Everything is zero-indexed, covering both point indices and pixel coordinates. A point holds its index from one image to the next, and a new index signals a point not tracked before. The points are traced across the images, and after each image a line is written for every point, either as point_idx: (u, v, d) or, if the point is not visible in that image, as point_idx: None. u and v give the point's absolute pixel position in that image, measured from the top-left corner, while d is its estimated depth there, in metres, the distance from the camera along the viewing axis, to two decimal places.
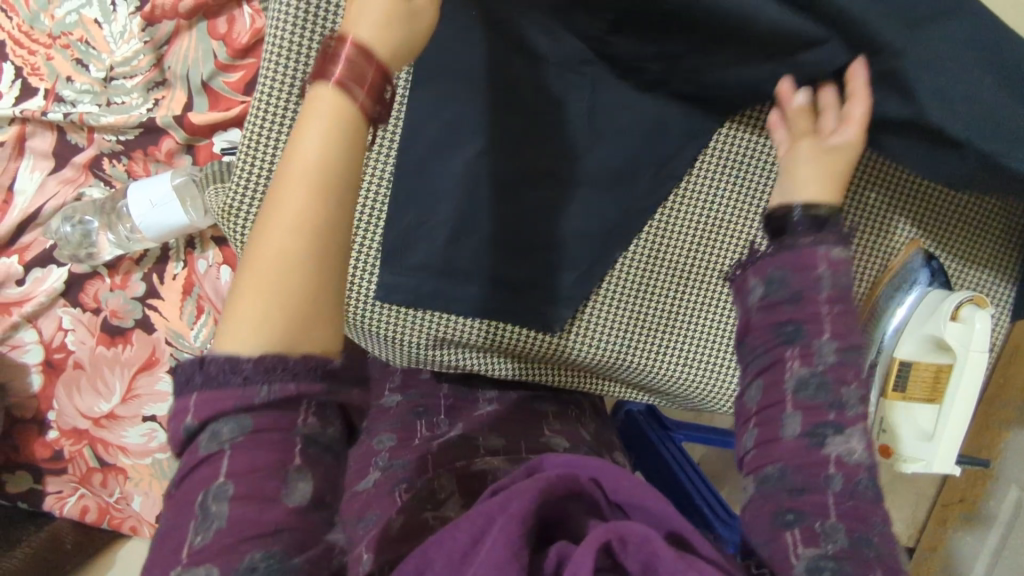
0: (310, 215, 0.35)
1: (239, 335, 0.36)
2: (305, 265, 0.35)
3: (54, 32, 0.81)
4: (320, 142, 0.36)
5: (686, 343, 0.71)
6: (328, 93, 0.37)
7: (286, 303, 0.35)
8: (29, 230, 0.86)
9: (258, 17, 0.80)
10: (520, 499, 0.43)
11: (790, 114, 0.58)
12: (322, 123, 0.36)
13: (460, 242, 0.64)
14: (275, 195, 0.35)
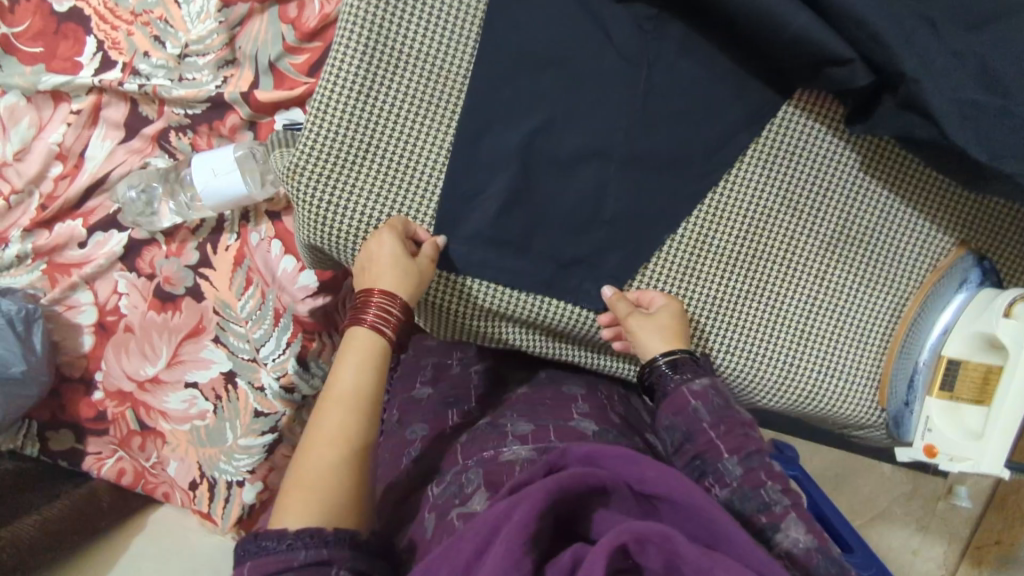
0: (343, 451, 0.56)
1: (289, 520, 0.52)
2: (338, 476, 0.54)
3: (137, 10, 0.86)
4: (356, 371, 0.58)
5: (741, 329, 0.72)
6: (365, 331, 0.60)
7: (322, 484, 0.54)
8: (96, 194, 0.90)
9: (328, 4, 0.84)
10: (521, 504, 0.45)
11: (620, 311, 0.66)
12: (357, 361, 0.59)
13: (513, 213, 0.66)
14: (324, 417, 0.57)
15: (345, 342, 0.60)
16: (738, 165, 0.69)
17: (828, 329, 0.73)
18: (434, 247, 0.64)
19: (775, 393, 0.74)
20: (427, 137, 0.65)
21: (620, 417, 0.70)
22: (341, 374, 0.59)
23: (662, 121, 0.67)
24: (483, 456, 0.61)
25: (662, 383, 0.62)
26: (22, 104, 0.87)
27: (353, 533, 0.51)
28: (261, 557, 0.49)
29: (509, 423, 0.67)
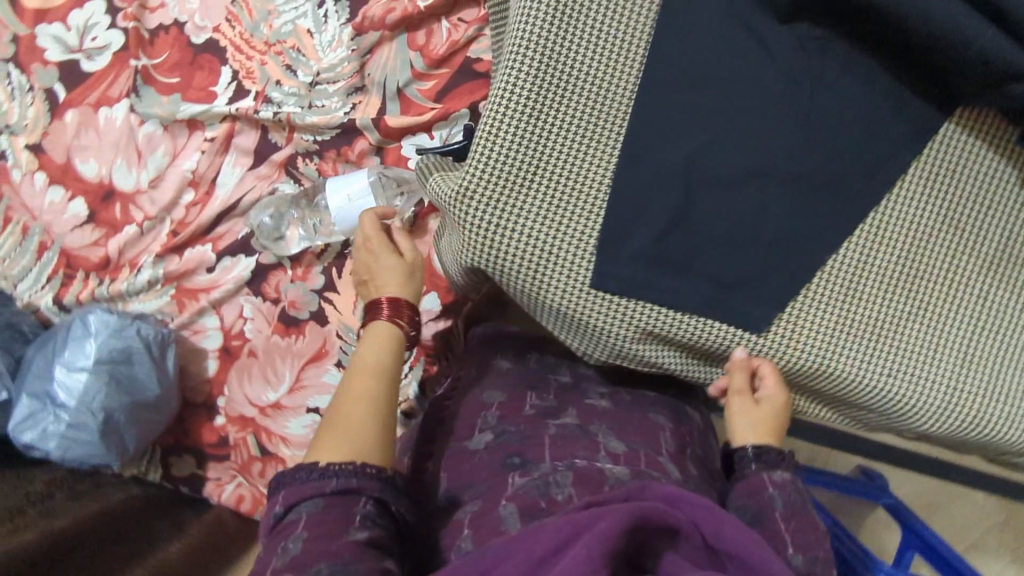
0: (372, 403, 0.63)
1: (326, 452, 0.59)
2: (376, 425, 0.62)
3: (271, 40, 0.88)
4: (374, 345, 0.68)
5: (902, 352, 0.69)
6: (385, 323, 0.70)
7: (359, 426, 0.61)
8: (225, 220, 0.91)
9: (457, 31, 0.87)
10: (607, 519, 0.45)
11: (733, 372, 0.69)
12: (375, 345, 0.69)
13: (672, 236, 0.65)
14: (358, 382, 0.65)
15: (367, 332, 0.70)
16: (902, 184, 0.67)
17: (990, 350, 0.71)
18: (410, 242, 0.78)
19: (936, 419, 0.72)
20: (592, 159, 0.65)
21: (694, 464, 0.72)
22: (360, 353, 0.68)
23: (829, 141, 0.65)
24: (574, 462, 0.63)
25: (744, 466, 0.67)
26: (158, 133, 0.90)
27: (383, 469, 0.58)
28: (295, 486, 0.56)
29: (600, 435, 0.69)
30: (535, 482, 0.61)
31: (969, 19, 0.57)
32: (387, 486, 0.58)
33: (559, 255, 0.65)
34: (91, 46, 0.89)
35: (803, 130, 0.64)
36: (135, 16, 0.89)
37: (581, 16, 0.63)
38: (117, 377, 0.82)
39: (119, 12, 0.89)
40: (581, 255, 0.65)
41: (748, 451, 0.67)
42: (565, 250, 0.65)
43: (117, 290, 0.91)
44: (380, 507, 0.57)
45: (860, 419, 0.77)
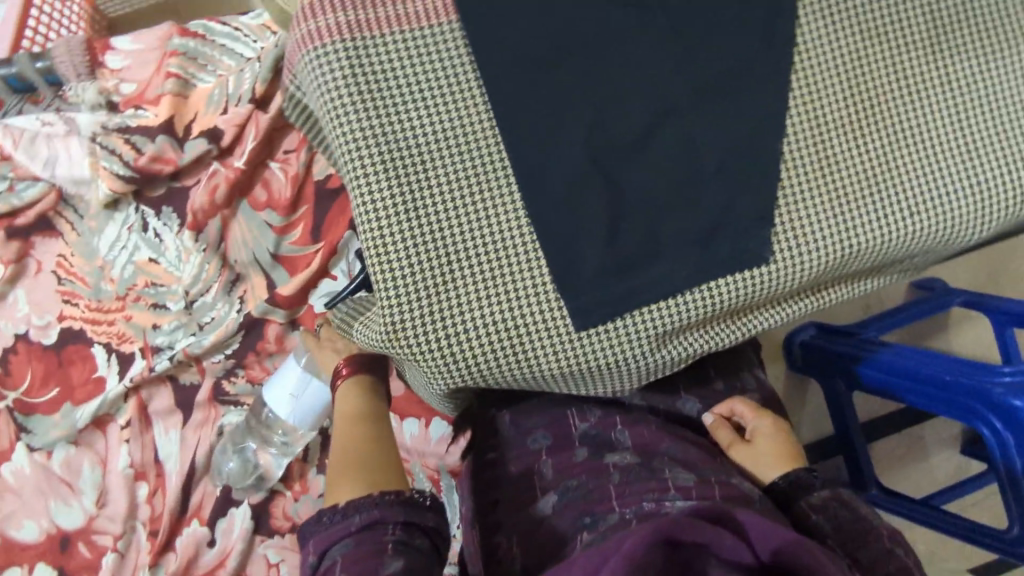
0: (367, 450, 0.60)
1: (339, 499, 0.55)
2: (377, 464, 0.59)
3: (121, 292, 0.79)
4: (352, 398, 0.66)
5: (910, 182, 0.61)
6: (352, 377, 0.67)
7: (358, 474, 0.58)
8: (193, 488, 0.80)
9: (290, 165, 0.78)
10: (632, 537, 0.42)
11: (715, 429, 0.70)
12: (350, 397, 0.66)
13: (621, 230, 0.57)
14: (348, 438, 0.62)
15: (338, 393, 0.67)
16: (800, 31, 0.59)
17: (986, 121, 0.62)
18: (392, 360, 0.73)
19: (983, 224, 0.62)
20: (494, 207, 0.56)
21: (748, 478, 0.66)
22: (339, 410, 0.66)
23: (702, 44, 0.58)
24: (642, 509, 0.57)
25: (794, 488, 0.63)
26: (74, 451, 0.79)
27: (399, 491, 0.54)
28: (321, 532, 0.53)
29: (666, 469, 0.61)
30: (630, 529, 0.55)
31: None
32: (413, 512, 0.53)
33: (526, 321, 0.56)
34: None
35: (670, 50, 0.57)
36: None
37: (391, 84, 0.56)
38: None
39: None
40: (547, 305, 0.56)
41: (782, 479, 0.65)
42: (528, 312, 0.56)
43: None
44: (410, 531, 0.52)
45: (910, 270, 0.67)
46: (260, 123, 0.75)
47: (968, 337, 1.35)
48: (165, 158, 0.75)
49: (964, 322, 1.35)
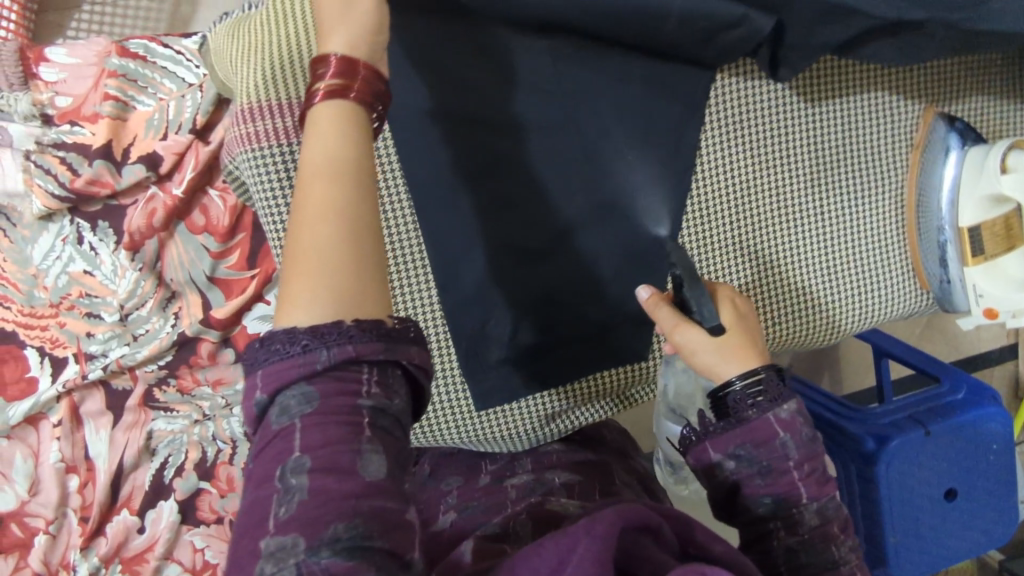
0: (346, 205, 0.39)
1: (302, 304, 0.38)
2: (355, 211, 0.39)
3: (55, 300, 0.81)
4: (330, 144, 0.41)
5: (774, 300, 0.72)
6: (331, 103, 0.43)
7: (369, 202, 0.40)
8: (123, 482, 0.87)
9: (228, 195, 0.81)
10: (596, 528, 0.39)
11: (655, 313, 0.58)
12: (329, 130, 0.42)
13: (527, 324, 0.64)
14: (308, 195, 0.39)
15: (310, 119, 0.43)
16: (701, 157, 0.67)
17: (847, 252, 0.73)
18: None
19: (830, 332, 0.74)
20: (412, 300, 0.63)
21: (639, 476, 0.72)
22: (308, 150, 0.41)
23: (611, 161, 0.64)
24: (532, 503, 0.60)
25: (742, 411, 0.55)
26: (7, 444, 0.85)
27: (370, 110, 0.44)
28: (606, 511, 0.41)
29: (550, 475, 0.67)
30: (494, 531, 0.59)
31: None
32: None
33: (436, 398, 0.64)
34: None
35: (582, 167, 0.63)
36: None
37: None
38: None
39: None
40: (453, 389, 0.64)
41: (736, 388, 0.55)
42: (435, 396, 0.64)
43: None
44: (391, 390, 0.39)
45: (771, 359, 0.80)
46: (200, 154, 0.78)
47: (852, 352, 1.49)
48: (103, 182, 0.77)
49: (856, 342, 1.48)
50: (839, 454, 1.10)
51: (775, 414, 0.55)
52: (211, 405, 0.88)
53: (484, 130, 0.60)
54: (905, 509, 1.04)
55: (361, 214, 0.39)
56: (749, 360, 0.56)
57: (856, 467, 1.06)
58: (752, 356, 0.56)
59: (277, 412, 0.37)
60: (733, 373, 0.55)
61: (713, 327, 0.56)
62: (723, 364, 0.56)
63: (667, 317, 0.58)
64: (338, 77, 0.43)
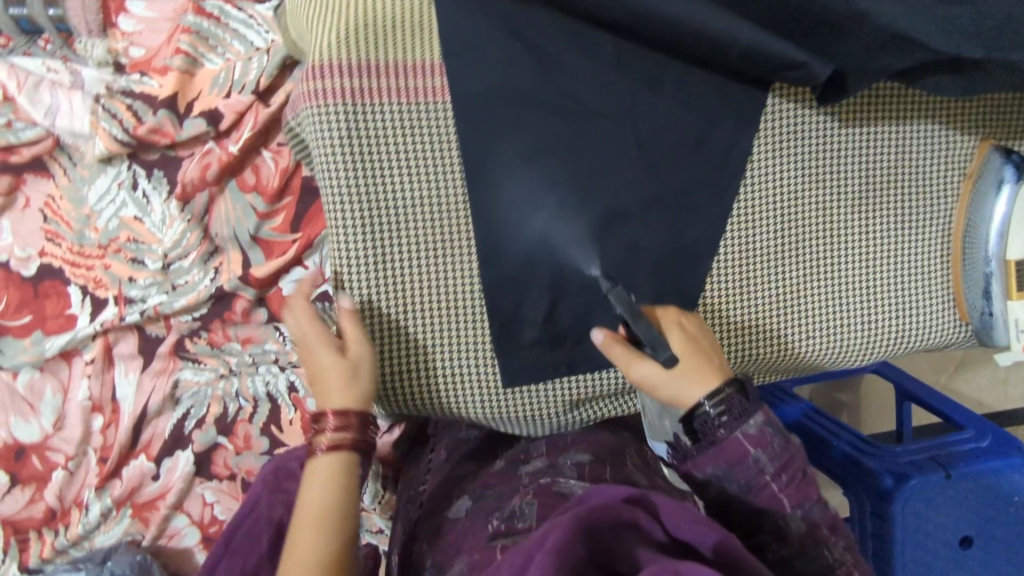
0: (326, 508, 0.60)
1: (296, 547, 0.57)
2: (329, 542, 0.58)
3: (103, 242, 0.84)
4: (325, 495, 0.60)
5: (808, 315, 0.72)
6: (327, 460, 0.61)
7: (335, 497, 0.60)
8: (145, 427, 0.89)
9: (281, 157, 0.83)
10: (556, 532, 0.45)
11: (609, 354, 0.61)
12: (327, 479, 0.61)
13: (562, 307, 0.65)
14: (303, 543, 0.58)
15: (311, 467, 0.62)
16: (753, 161, 0.68)
17: (888, 275, 0.73)
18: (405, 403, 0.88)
19: (863, 355, 0.74)
20: (453, 270, 0.64)
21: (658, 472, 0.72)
22: (309, 490, 0.61)
23: (661, 155, 0.65)
24: (539, 487, 0.66)
25: (710, 429, 0.59)
26: (38, 377, 0.86)
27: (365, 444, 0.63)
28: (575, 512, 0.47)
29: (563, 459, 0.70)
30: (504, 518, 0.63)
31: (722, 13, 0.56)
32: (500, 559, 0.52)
33: (465, 370, 0.66)
34: None
35: (633, 159, 0.64)
36: None
37: (379, 145, 0.60)
38: None
39: None
40: (482, 362, 0.66)
41: (705, 408, 0.59)
42: (465, 367, 0.66)
43: (75, 534, 0.89)
44: None
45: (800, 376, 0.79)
46: (259, 114, 0.79)
47: (874, 389, 1.46)
48: (163, 132, 0.79)
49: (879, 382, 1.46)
50: (857, 489, 1.08)
51: (744, 430, 0.59)
52: (238, 361, 0.89)
53: (546, 112, 0.62)
54: (919, 552, 1.01)
55: (324, 503, 0.60)
56: (710, 381, 0.60)
57: (870, 502, 1.05)
58: (713, 376, 0.60)
59: None
60: (694, 396, 0.59)
61: (665, 359, 0.59)
62: (683, 391, 0.60)
63: (618, 353, 0.60)
64: (338, 430, 0.61)
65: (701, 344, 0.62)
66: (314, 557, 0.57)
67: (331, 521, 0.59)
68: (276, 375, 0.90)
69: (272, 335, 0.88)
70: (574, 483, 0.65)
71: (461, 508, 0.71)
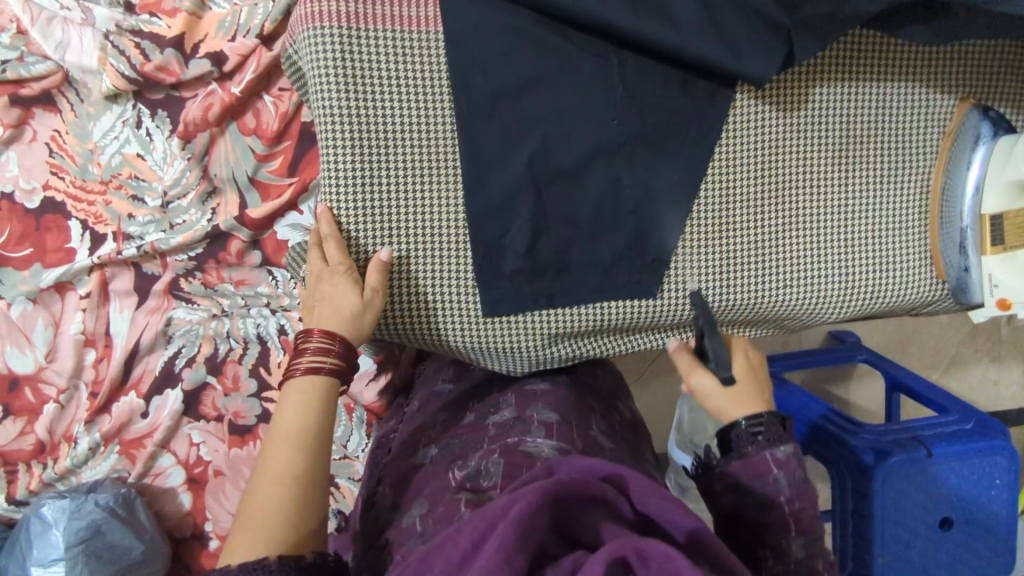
0: (297, 433, 0.59)
1: (269, 459, 0.58)
2: (297, 468, 0.58)
3: (105, 177, 0.86)
4: (297, 416, 0.59)
5: (788, 265, 0.73)
6: (304, 384, 0.61)
7: (305, 429, 0.59)
8: (137, 363, 0.91)
9: (281, 101, 0.85)
10: (520, 502, 0.46)
11: (677, 357, 0.69)
12: (300, 402, 0.60)
13: (542, 241, 0.67)
14: (269, 461, 0.58)
15: (285, 388, 0.61)
16: (736, 106, 0.69)
17: (867, 229, 0.74)
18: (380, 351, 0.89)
19: (841, 308, 0.75)
20: (438, 197, 0.66)
21: (616, 440, 0.75)
22: (283, 415, 0.60)
23: (645, 97, 0.67)
24: (505, 442, 0.68)
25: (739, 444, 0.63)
26: (33, 308, 0.88)
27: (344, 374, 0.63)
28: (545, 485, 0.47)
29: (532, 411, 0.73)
30: (473, 471, 0.64)
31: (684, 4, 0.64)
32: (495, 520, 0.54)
33: (447, 298, 0.67)
34: None
35: (617, 100, 0.66)
36: None
37: (372, 69, 0.63)
38: (94, 551, 0.84)
39: None
40: (464, 290, 0.67)
41: (740, 424, 0.63)
42: (447, 294, 0.67)
43: (63, 467, 0.90)
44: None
45: (778, 329, 0.81)
46: (262, 57, 0.82)
47: (864, 392, 1.47)
48: (169, 70, 0.82)
49: (867, 376, 1.46)
50: (836, 467, 1.08)
51: (772, 452, 0.61)
52: (230, 303, 0.91)
53: (533, 46, 0.64)
54: (897, 530, 1.01)
55: (296, 427, 0.59)
56: (753, 406, 0.64)
57: (850, 478, 1.04)
58: (756, 402, 0.64)
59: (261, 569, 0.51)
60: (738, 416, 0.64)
61: (724, 376, 0.65)
62: (727, 407, 0.65)
63: (687, 360, 0.68)
64: (318, 355, 0.61)
65: (755, 374, 0.67)
66: (276, 477, 0.57)
67: (310, 440, 0.59)
68: (267, 318, 0.91)
69: (265, 278, 0.92)
70: (544, 443, 0.67)
71: (429, 454, 0.72)
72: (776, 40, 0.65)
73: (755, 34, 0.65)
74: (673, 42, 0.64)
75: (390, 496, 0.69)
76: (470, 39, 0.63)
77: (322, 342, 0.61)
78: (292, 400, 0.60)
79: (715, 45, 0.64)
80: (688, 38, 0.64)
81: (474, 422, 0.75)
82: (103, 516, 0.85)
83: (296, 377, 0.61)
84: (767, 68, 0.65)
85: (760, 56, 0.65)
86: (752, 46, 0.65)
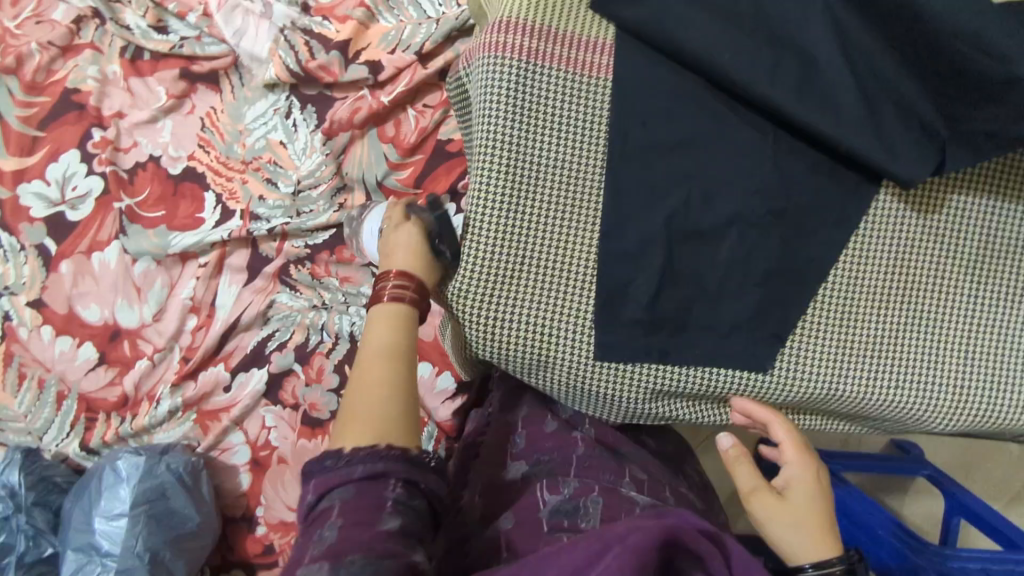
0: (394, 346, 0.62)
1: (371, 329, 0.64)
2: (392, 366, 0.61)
3: (246, 158, 0.92)
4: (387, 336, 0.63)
5: (907, 366, 0.71)
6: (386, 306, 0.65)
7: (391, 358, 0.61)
8: (233, 337, 0.93)
9: (423, 117, 0.89)
10: (636, 535, 0.48)
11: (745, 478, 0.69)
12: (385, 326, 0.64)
13: (666, 294, 0.68)
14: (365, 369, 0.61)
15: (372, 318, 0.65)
16: (878, 200, 0.69)
17: (991, 343, 0.73)
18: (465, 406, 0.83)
19: (953, 421, 0.73)
20: (574, 234, 0.67)
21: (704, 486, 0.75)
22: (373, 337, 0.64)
23: (790, 174, 0.67)
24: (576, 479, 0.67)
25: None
26: (153, 267, 0.92)
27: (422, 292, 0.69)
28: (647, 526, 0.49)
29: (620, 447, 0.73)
30: (566, 501, 0.66)
31: (852, 92, 0.64)
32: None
33: (562, 334, 0.68)
34: (72, 196, 0.92)
35: (762, 174, 0.67)
36: (110, 160, 0.91)
37: (536, 102, 0.66)
38: (156, 515, 0.86)
39: (94, 158, 0.91)
40: (580, 330, 0.68)
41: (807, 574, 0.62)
42: (563, 329, 0.68)
43: (140, 425, 0.92)
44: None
45: (876, 430, 0.78)
46: (416, 73, 0.87)
47: (918, 510, 1.37)
48: (329, 70, 0.87)
49: (924, 495, 1.38)
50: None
51: None
52: (331, 297, 0.93)
53: (694, 110, 0.67)
54: None
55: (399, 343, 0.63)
56: None
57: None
58: None
59: (324, 502, 0.54)
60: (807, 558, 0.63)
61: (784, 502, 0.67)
62: (796, 543, 0.64)
63: (746, 478, 0.68)
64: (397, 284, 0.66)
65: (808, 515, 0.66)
66: (377, 384, 0.59)
67: (399, 358, 0.62)
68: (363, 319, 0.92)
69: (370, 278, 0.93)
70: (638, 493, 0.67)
71: (508, 476, 0.72)
72: (930, 145, 0.65)
73: (913, 135, 0.65)
74: (833, 128, 0.64)
75: (478, 507, 0.70)
76: (630, 92, 0.67)
77: (400, 281, 0.67)
78: (404, 246, 0.70)
79: (872, 139, 0.65)
80: (848, 126, 0.64)
81: (548, 435, 0.75)
82: (171, 480, 0.86)
83: (382, 304, 0.66)
84: (921, 169, 0.65)
85: (915, 157, 0.65)
86: (908, 146, 0.65)
